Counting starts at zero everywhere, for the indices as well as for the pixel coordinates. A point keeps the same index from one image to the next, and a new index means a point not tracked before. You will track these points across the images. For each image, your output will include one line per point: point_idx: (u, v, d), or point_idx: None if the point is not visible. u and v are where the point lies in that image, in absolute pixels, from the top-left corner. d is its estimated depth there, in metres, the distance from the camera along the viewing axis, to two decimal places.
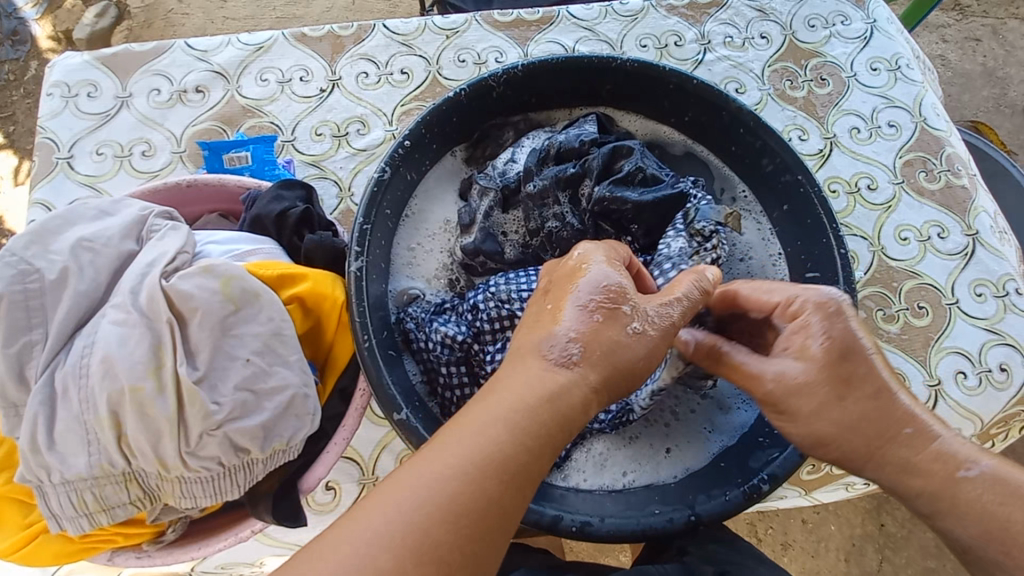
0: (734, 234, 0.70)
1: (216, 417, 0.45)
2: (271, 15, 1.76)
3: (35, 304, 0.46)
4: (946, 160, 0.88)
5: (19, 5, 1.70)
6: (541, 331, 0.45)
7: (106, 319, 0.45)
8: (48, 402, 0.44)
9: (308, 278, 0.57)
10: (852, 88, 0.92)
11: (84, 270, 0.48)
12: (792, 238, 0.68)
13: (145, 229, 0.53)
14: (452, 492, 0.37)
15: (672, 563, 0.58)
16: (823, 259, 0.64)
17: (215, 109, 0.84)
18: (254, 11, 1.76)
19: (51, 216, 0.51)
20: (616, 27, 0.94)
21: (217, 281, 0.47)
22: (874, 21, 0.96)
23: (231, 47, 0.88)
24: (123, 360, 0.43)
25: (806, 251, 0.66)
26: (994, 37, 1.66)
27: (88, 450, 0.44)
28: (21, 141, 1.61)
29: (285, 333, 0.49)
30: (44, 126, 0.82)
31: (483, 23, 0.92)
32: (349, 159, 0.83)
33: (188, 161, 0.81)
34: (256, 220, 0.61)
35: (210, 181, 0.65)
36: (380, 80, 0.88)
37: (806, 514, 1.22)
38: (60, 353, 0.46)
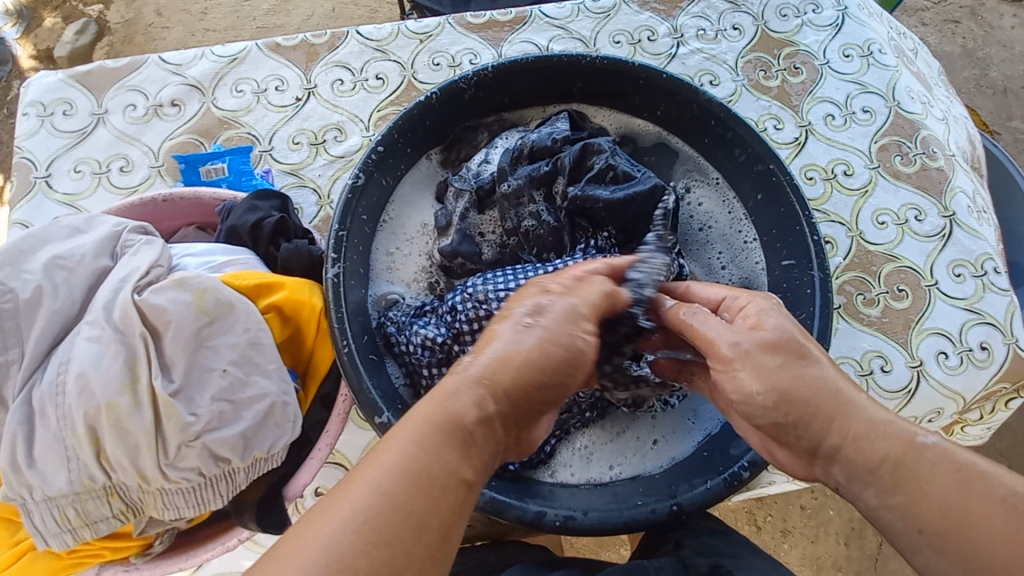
0: (692, 205, 0.72)
1: (194, 428, 0.45)
2: (252, 25, 1.76)
3: (9, 323, 0.47)
4: (921, 143, 0.89)
5: None
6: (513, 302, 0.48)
7: (80, 336, 0.45)
8: (26, 421, 0.44)
9: (284, 286, 0.57)
10: (826, 76, 0.92)
11: (58, 288, 0.49)
12: (768, 226, 0.68)
13: (119, 244, 0.53)
14: (400, 504, 0.37)
15: (669, 557, 0.57)
16: (797, 247, 0.65)
17: (192, 123, 0.84)
18: (234, 23, 1.76)
19: (25, 236, 0.51)
20: (590, 25, 0.94)
21: (190, 293, 0.47)
22: (845, 9, 0.97)
23: (205, 60, 0.88)
24: (98, 376, 0.43)
25: (781, 239, 0.67)
26: (973, 18, 1.66)
27: (68, 466, 0.44)
28: (7, 161, 1.61)
29: (262, 342, 0.49)
30: (21, 146, 0.82)
31: (457, 25, 0.92)
32: (327, 167, 0.84)
33: (167, 175, 0.82)
34: (232, 231, 0.61)
35: (186, 194, 0.65)
36: (355, 86, 0.88)
37: (804, 500, 1.23)
38: (37, 371, 0.46)
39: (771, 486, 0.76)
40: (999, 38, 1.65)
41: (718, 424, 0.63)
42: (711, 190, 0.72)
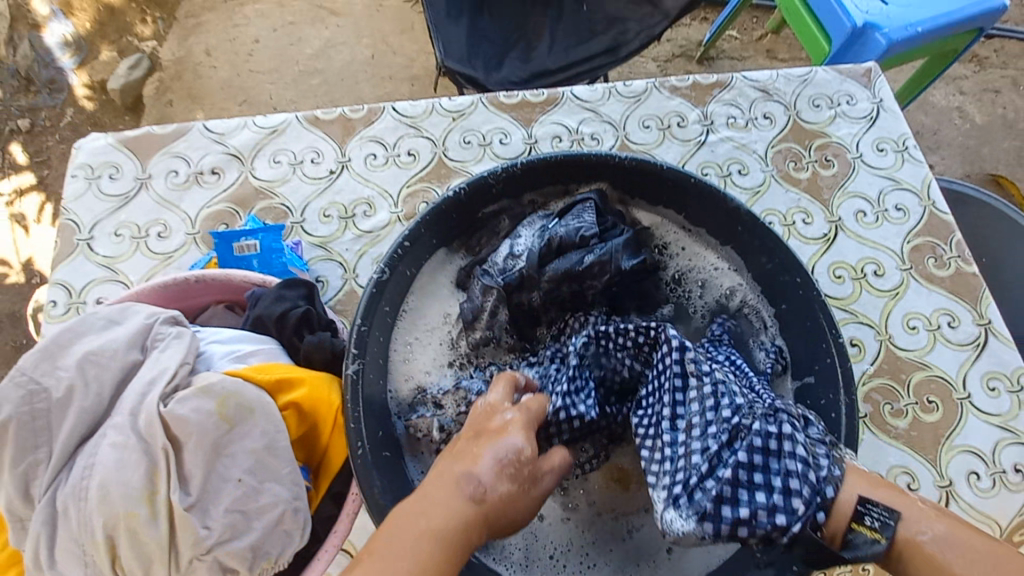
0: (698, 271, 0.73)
1: (206, 542, 0.46)
2: (330, 72, 2.10)
3: (41, 423, 0.48)
4: (956, 246, 0.86)
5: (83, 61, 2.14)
6: (475, 458, 0.50)
7: (105, 441, 0.47)
8: (49, 521, 0.46)
9: (305, 383, 0.58)
10: (858, 170, 0.91)
11: (89, 386, 0.50)
12: (777, 299, 0.68)
13: (150, 338, 0.55)
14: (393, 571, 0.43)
15: None
16: (813, 334, 0.65)
17: (230, 191, 0.88)
18: (296, 96, 2.07)
19: (62, 329, 0.53)
20: (620, 108, 0.95)
21: (213, 401, 0.49)
22: (880, 102, 0.96)
23: (247, 130, 0.91)
24: (119, 487, 0.45)
25: (793, 316, 0.67)
26: (1015, 88, 1.92)
27: (84, 568, 0.46)
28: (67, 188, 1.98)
29: (278, 446, 0.51)
30: (68, 207, 0.86)
31: (489, 104, 0.95)
32: (354, 241, 0.86)
33: (201, 243, 0.84)
34: (258, 320, 0.63)
35: (218, 275, 0.67)
36: (387, 162, 0.91)
37: None
38: (62, 472, 0.47)
39: None
40: (950, 120, 1.90)
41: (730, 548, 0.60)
42: (713, 253, 0.73)
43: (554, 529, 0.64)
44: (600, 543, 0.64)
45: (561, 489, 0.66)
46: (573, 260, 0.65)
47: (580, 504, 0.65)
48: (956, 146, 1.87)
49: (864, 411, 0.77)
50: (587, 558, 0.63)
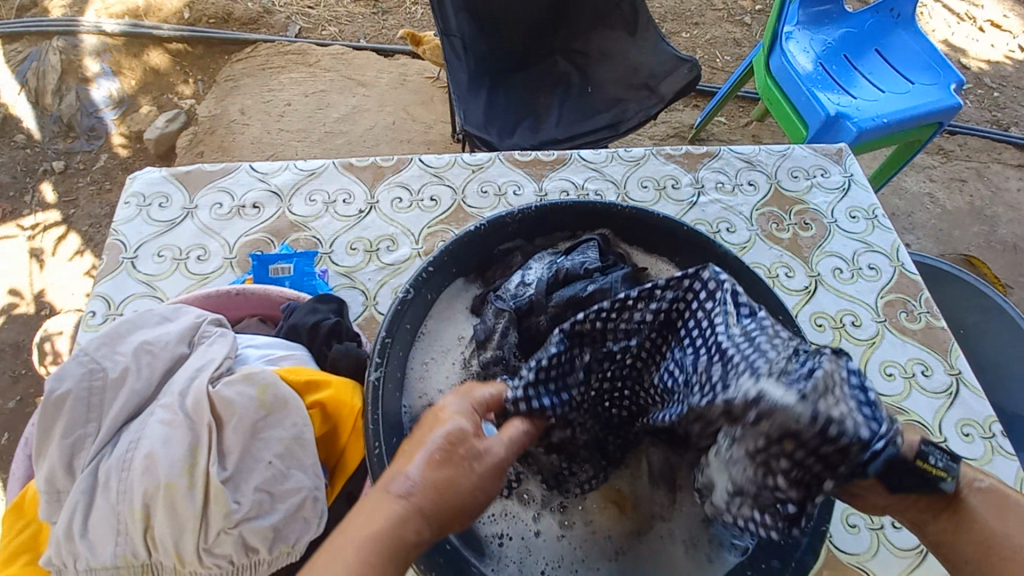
0: None
1: (235, 516, 0.49)
2: (352, 136, 2.28)
3: (95, 400, 0.53)
4: (925, 302, 0.95)
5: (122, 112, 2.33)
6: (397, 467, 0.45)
7: (154, 417, 0.51)
8: (89, 491, 0.49)
9: (331, 385, 0.63)
10: (834, 232, 1.02)
11: (141, 370, 0.55)
12: None
13: (198, 334, 0.61)
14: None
15: None
16: None
17: (268, 223, 0.96)
18: (320, 153, 2.23)
19: (122, 321, 0.59)
20: (621, 169, 1.07)
21: (255, 388, 0.54)
22: (851, 176, 1.09)
23: (288, 172, 1.02)
24: (164, 458, 0.49)
25: None
26: (979, 178, 2.10)
27: (116, 538, 0.48)
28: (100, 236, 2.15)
29: (305, 438, 0.55)
30: (117, 229, 0.94)
31: (505, 161, 1.07)
32: (377, 272, 0.93)
33: (236, 267, 0.92)
34: (291, 329, 0.69)
35: (257, 290, 0.75)
36: (411, 205, 1.00)
37: None
38: (107, 445, 0.51)
39: None
40: (922, 204, 2.06)
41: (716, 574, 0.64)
42: None
43: (552, 546, 0.66)
44: (590, 560, 0.66)
45: (559, 506, 0.68)
46: (580, 290, 0.72)
47: (576, 521, 0.68)
48: (930, 228, 2.02)
49: None
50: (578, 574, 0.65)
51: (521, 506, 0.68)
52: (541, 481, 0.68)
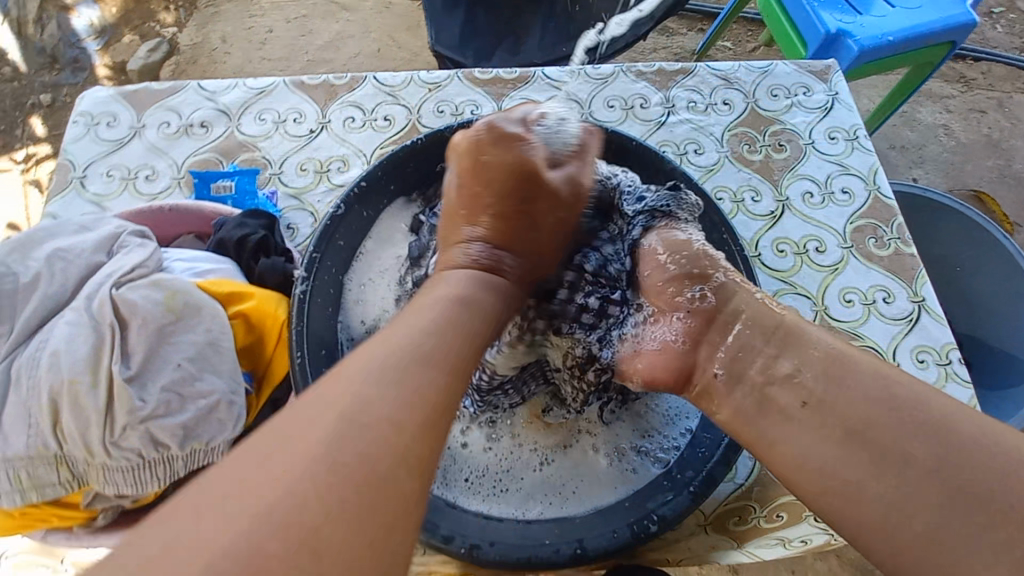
0: None
1: (140, 412, 0.50)
2: (340, 61, 2.19)
3: (7, 302, 0.53)
4: (896, 228, 0.90)
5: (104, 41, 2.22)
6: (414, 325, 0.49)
7: (62, 319, 0.52)
8: (2, 387, 0.51)
9: (254, 296, 0.64)
10: (809, 155, 0.96)
11: (54, 276, 0.55)
12: None
13: (116, 244, 0.60)
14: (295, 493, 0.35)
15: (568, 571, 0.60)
16: None
17: (216, 143, 0.94)
18: None
19: (38, 229, 0.59)
20: (587, 88, 1.01)
21: (162, 293, 0.54)
22: (835, 94, 1.02)
23: (237, 90, 0.98)
24: (68, 355, 0.50)
25: None
26: (1000, 109, 1.96)
27: (28, 430, 0.50)
28: None
29: (221, 344, 0.56)
30: (66, 149, 0.92)
31: (464, 79, 1.01)
32: (327, 194, 0.91)
33: (184, 187, 0.90)
34: (221, 243, 0.69)
35: (190, 206, 0.73)
36: (364, 125, 0.97)
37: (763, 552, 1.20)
38: (20, 346, 0.52)
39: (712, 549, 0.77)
40: (936, 136, 1.93)
41: (636, 485, 0.65)
42: None
43: (478, 456, 0.68)
44: (516, 470, 0.67)
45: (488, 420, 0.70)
46: None
47: (503, 435, 0.70)
48: (940, 162, 1.90)
49: None
50: (501, 483, 0.67)
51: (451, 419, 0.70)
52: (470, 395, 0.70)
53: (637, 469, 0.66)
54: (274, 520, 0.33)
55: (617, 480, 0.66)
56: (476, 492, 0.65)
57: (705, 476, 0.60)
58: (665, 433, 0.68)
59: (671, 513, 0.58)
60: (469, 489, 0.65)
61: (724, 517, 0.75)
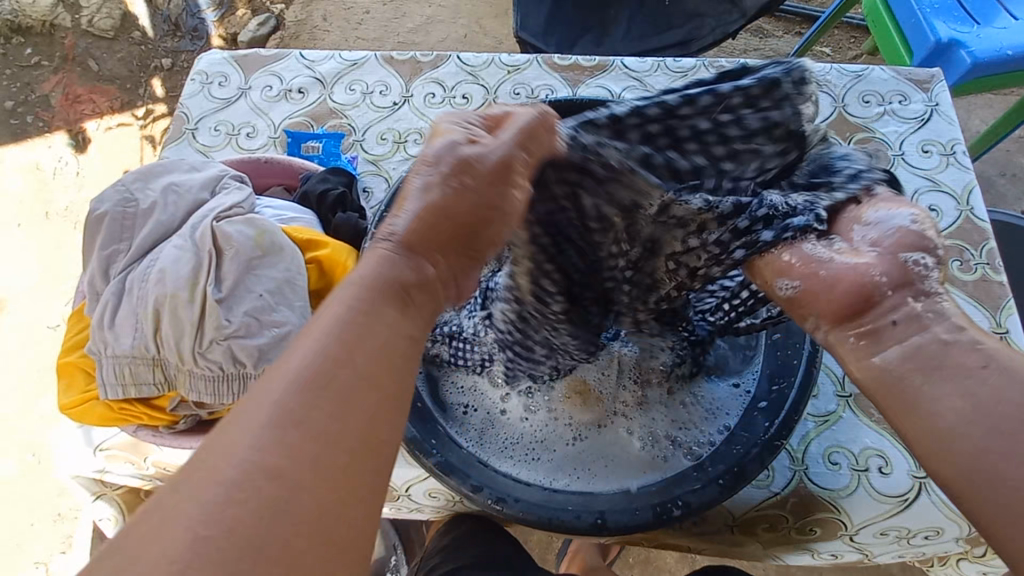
0: None
1: (225, 330, 0.57)
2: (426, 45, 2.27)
3: (129, 224, 0.62)
4: (986, 253, 0.84)
5: (220, 14, 2.43)
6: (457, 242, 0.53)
7: (171, 243, 0.60)
8: (119, 294, 0.59)
9: (328, 245, 0.69)
10: (897, 166, 0.91)
11: (167, 206, 0.64)
12: None
13: (219, 185, 0.67)
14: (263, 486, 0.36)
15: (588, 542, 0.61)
16: None
17: (309, 108, 1.02)
18: None
19: (158, 164, 0.67)
20: (665, 81, 1.01)
21: (253, 230, 0.61)
22: (936, 105, 0.95)
23: (333, 61, 1.06)
24: (173, 273, 0.58)
25: None
26: None
27: (134, 333, 0.58)
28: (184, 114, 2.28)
29: (296, 282, 0.61)
30: (183, 103, 1.03)
31: (543, 64, 1.04)
32: (402, 162, 0.97)
33: (278, 145, 0.99)
34: (305, 195, 0.76)
35: (281, 160, 0.80)
36: (443, 101, 1.02)
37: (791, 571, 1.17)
38: (135, 262, 0.61)
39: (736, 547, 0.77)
40: None
41: (664, 474, 0.65)
42: None
43: (511, 423, 0.71)
44: (547, 442, 0.70)
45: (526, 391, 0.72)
46: None
47: (539, 408, 0.71)
48: None
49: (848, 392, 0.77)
50: (533, 451, 0.69)
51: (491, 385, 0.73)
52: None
53: (668, 458, 0.67)
54: (263, 490, 0.35)
55: (645, 466, 0.67)
56: (508, 455, 0.68)
57: (736, 471, 0.60)
58: (703, 427, 0.68)
59: (696, 502, 0.59)
60: (502, 451, 0.68)
61: (754, 522, 0.73)
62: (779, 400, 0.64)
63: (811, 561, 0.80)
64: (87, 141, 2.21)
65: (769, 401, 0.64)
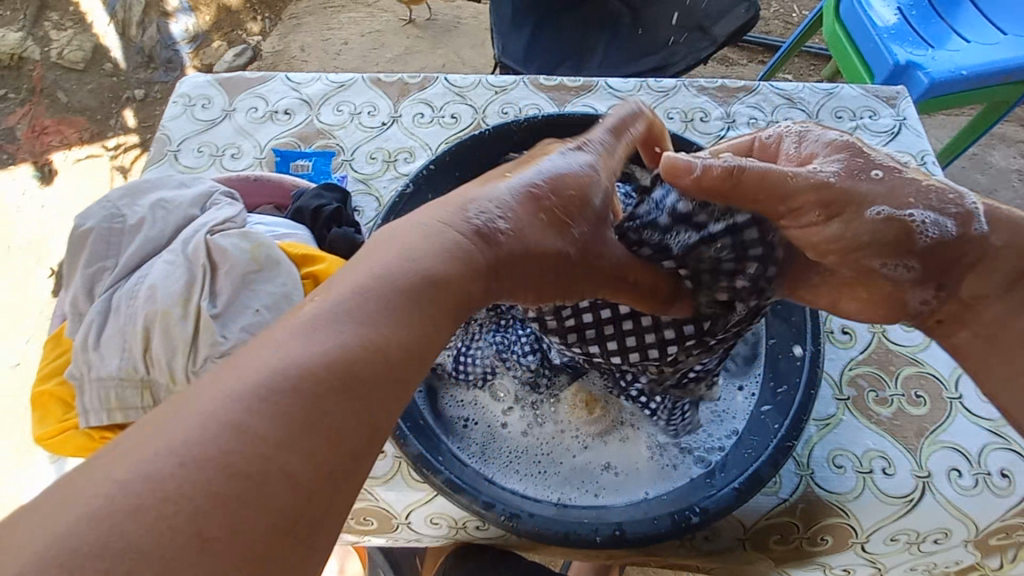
0: None
1: (221, 346, 0.55)
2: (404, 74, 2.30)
3: (115, 240, 0.60)
4: None
5: (194, 44, 2.42)
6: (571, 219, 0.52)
7: (161, 259, 0.57)
8: (103, 313, 0.56)
9: (324, 260, 0.67)
10: None
11: (156, 221, 0.61)
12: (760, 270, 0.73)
13: (209, 201, 0.65)
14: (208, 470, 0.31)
15: (602, 558, 0.60)
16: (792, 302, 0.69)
17: (296, 129, 1.01)
18: None
19: (146, 180, 0.65)
20: (648, 99, 1.04)
21: (249, 244, 0.59)
22: (903, 119, 1.00)
23: (320, 83, 1.06)
24: (165, 288, 0.55)
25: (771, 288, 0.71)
26: None
27: (121, 354, 0.55)
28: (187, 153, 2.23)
29: (292, 297, 0.58)
30: (164, 125, 1.01)
31: (529, 84, 1.06)
32: (392, 181, 0.97)
33: (265, 165, 0.97)
34: (298, 211, 0.74)
35: (272, 178, 0.79)
36: (432, 121, 1.02)
37: None
38: (121, 279, 0.58)
39: (746, 563, 0.75)
40: (1008, 180, 1.85)
41: (677, 485, 0.64)
42: None
43: (514, 437, 0.69)
44: (554, 455, 0.67)
45: (530, 405, 0.70)
46: None
47: (546, 421, 0.70)
48: (1014, 207, 1.81)
49: (846, 395, 0.78)
50: (539, 464, 0.67)
51: (495, 400, 0.71)
52: (518, 379, 0.69)
53: (678, 466, 0.66)
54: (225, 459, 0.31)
55: (656, 476, 0.65)
56: (513, 470, 0.66)
57: (751, 474, 0.59)
58: (711, 431, 0.67)
59: (713, 507, 0.58)
60: (506, 466, 0.66)
61: (765, 532, 0.72)
62: (783, 403, 0.64)
63: (821, 574, 0.78)
64: (53, 172, 2.14)
65: (774, 403, 0.65)
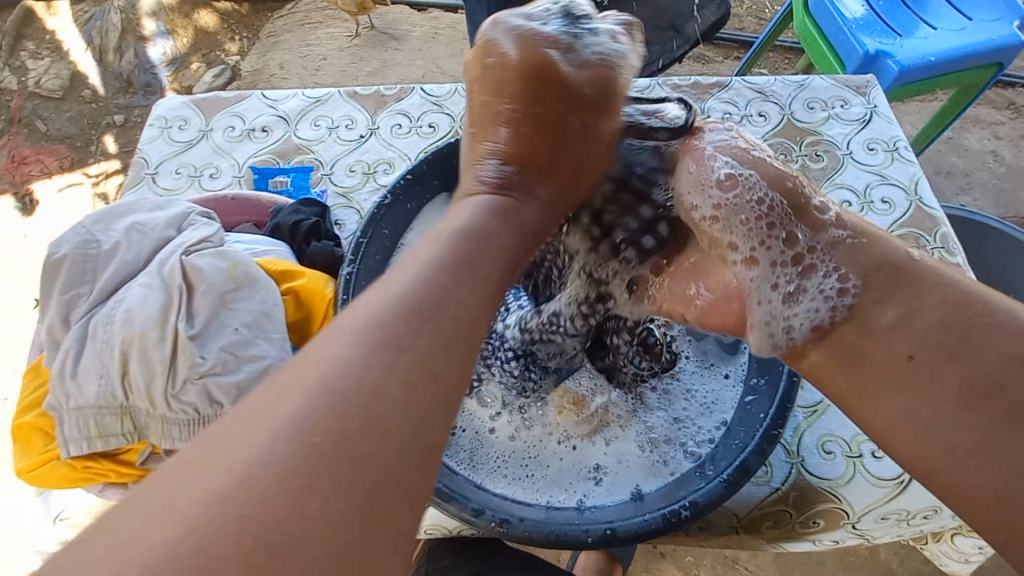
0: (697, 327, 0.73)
1: (200, 368, 0.55)
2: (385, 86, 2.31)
3: (89, 266, 0.59)
4: (940, 238, 0.88)
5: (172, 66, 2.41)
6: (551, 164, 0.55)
7: (136, 283, 0.57)
8: (79, 341, 0.56)
9: (304, 274, 0.68)
10: (847, 164, 0.96)
11: (131, 246, 0.61)
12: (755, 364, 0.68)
13: (185, 222, 0.64)
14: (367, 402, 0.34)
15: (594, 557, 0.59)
16: None
17: (274, 145, 1.01)
18: None
19: (121, 203, 0.65)
20: None
21: (225, 262, 0.59)
22: (874, 107, 1.02)
23: (296, 99, 1.06)
24: (142, 311, 0.55)
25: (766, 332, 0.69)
26: None
27: (99, 381, 0.55)
28: None
29: (273, 314, 0.59)
30: (142, 148, 1.01)
31: None
32: (372, 193, 0.97)
33: (244, 183, 0.97)
34: (276, 227, 0.74)
35: (248, 195, 0.78)
36: (410, 131, 1.03)
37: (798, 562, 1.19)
38: (96, 306, 0.58)
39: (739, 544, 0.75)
40: (984, 162, 1.88)
41: (667, 480, 0.64)
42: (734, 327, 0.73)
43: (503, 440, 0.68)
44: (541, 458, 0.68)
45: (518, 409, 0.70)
46: None
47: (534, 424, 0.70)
48: (990, 187, 1.84)
49: None
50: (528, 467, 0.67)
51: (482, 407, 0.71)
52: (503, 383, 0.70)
53: (668, 461, 0.65)
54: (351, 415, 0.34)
55: (645, 472, 0.65)
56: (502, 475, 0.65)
57: (739, 465, 0.59)
58: (700, 423, 0.68)
59: (703, 500, 0.58)
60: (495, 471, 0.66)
61: (758, 520, 0.72)
62: (763, 392, 0.65)
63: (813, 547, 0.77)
64: (34, 202, 2.12)
65: (757, 393, 0.65)
